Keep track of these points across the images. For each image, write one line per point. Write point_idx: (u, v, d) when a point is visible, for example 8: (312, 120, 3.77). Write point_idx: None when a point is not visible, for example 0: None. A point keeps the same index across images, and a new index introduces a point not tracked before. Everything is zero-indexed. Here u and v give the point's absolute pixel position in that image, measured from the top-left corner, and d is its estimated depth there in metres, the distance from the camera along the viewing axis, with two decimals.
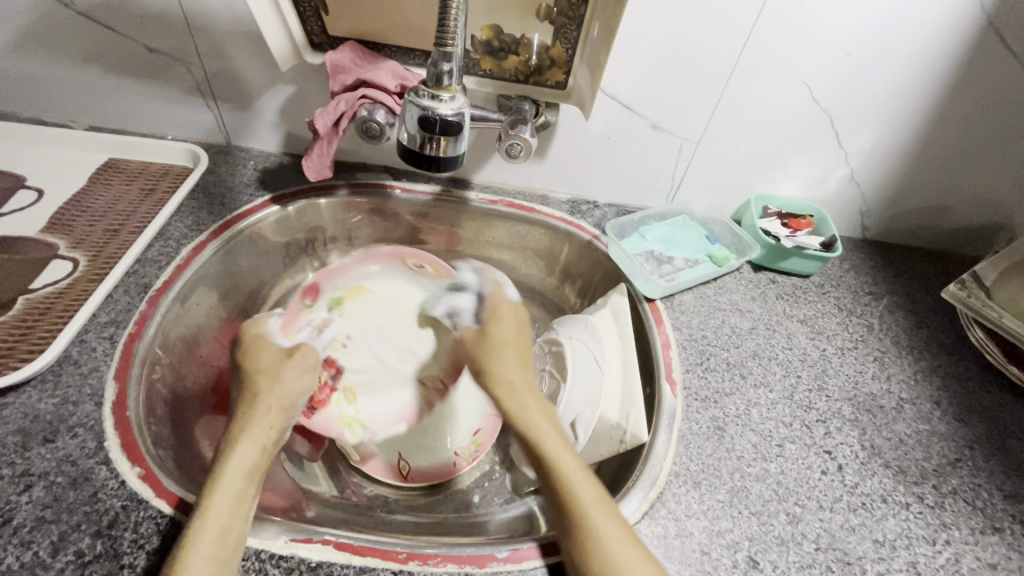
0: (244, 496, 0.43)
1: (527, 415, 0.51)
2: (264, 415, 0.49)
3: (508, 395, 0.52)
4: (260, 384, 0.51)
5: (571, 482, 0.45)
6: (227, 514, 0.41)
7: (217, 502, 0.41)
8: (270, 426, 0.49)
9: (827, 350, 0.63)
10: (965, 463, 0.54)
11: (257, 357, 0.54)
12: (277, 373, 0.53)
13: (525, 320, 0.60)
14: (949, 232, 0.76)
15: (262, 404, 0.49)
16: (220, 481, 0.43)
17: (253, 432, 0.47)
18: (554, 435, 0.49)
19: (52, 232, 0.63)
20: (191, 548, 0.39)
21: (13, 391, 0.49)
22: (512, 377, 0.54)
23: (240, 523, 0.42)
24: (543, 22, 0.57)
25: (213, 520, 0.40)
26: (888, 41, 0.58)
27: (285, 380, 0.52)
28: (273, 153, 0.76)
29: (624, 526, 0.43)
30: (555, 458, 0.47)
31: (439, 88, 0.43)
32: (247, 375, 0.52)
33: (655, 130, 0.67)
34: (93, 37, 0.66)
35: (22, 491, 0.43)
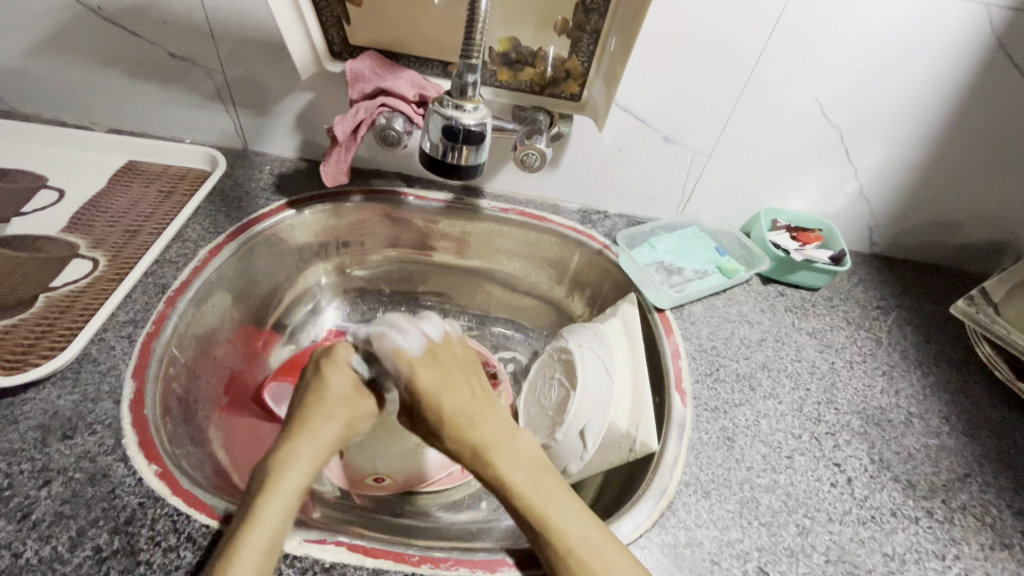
0: (288, 520, 0.43)
1: (495, 446, 0.48)
2: (321, 444, 0.47)
3: (464, 428, 0.49)
4: (327, 402, 0.50)
5: (536, 501, 0.45)
6: (268, 544, 0.40)
7: (257, 534, 0.40)
8: (323, 455, 0.47)
9: (836, 363, 0.64)
10: (974, 478, 0.54)
11: (332, 380, 0.51)
12: (356, 402, 0.51)
13: (468, 359, 0.56)
14: (956, 248, 0.76)
15: (331, 425, 0.49)
16: (265, 506, 0.42)
17: (306, 460, 0.46)
18: (513, 467, 0.47)
19: (73, 232, 0.64)
20: (237, 564, 0.39)
21: (33, 387, 0.50)
22: (471, 408, 0.51)
23: (279, 542, 0.41)
24: (560, 36, 0.58)
25: (251, 549, 0.40)
26: (898, 59, 0.59)
27: (358, 408, 0.51)
28: (289, 158, 0.77)
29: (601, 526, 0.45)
30: (516, 483, 0.46)
31: (463, 99, 0.44)
32: (319, 392, 0.50)
33: (667, 143, 0.68)
34: (119, 42, 0.67)
35: (41, 486, 0.44)
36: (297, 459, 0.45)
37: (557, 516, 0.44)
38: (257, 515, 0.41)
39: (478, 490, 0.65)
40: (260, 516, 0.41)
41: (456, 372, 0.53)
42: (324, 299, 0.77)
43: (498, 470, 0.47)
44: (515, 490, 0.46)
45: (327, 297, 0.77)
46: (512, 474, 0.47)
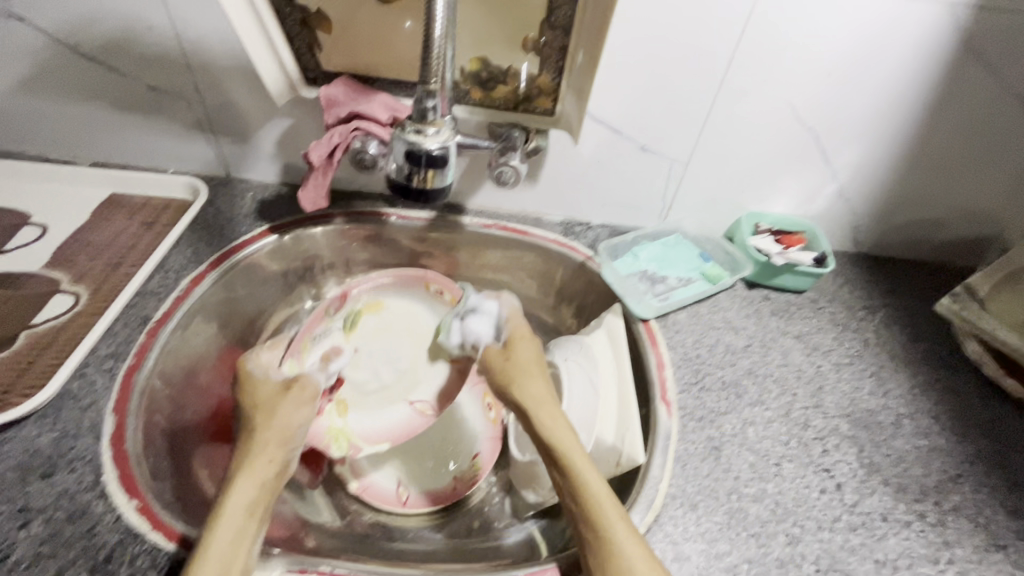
0: (243, 533, 0.43)
1: (567, 431, 0.51)
2: (265, 453, 0.49)
3: (534, 405, 0.53)
4: (257, 420, 0.52)
5: (590, 490, 0.46)
6: (227, 550, 0.41)
7: (218, 542, 0.42)
8: (271, 464, 0.49)
9: (823, 366, 0.63)
10: (966, 478, 0.54)
11: (264, 390, 0.55)
12: (278, 407, 0.53)
13: (541, 348, 0.60)
14: (942, 244, 0.76)
15: (258, 440, 0.50)
16: (218, 519, 0.43)
17: (254, 466, 0.48)
18: (574, 447, 0.49)
19: (56, 267, 0.64)
20: None
21: (13, 426, 0.50)
22: (543, 391, 0.54)
23: (237, 558, 0.42)
24: (530, 53, 0.59)
25: (213, 555, 0.41)
26: (866, 61, 0.59)
27: (286, 417, 0.53)
28: (272, 184, 0.78)
29: (636, 530, 0.44)
30: (574, 462, 0.48)
31: (424, 123, 0.44)
32: (250, 406, 0.53)
33: (644, 152, 0.68)
34: (98, 77, 0.68)
35: (19, 527, 0.43)
36: (236, 478, 0.46)
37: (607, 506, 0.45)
38: (213, 529, 0.42)
39: (470, 510, 0.65)
40: (218, 525, 0.43)
41: (526, 345, 0.59)
42: None
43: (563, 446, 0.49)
44: (580, 478, 0.47)
45: None
46: (576, 459, 0.48)
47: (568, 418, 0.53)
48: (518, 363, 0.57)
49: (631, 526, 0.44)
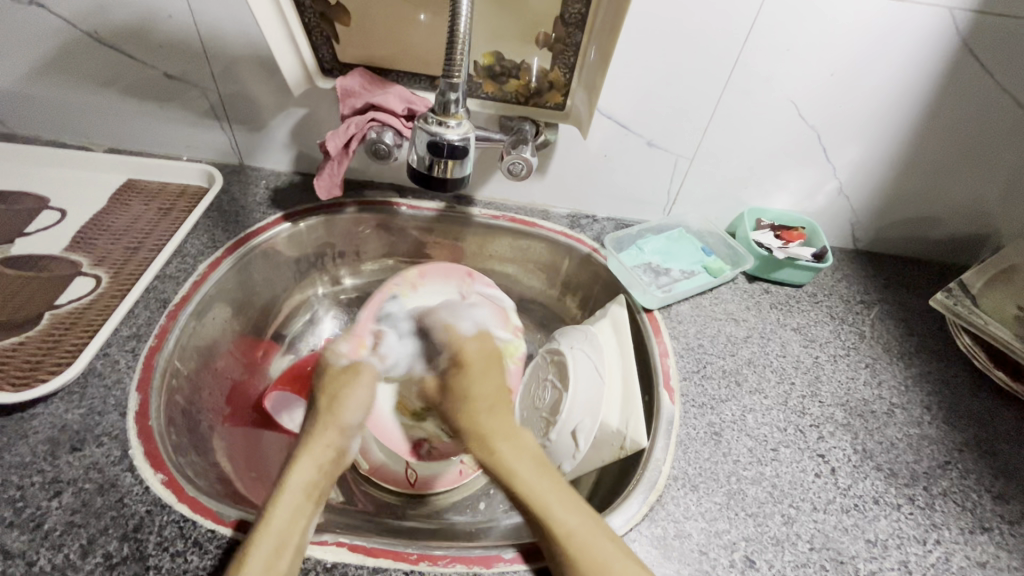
0: (303, 510, 0.46)
1: (501, 441, 0.54)
2: (330, 445, 0.54)
3: (479, 419, 0.57)
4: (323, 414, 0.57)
5: (538, 496, 0.48)
6: (287, 527, 0.44)
7: (282, 516, 0.45)
8: (328, 452, 0.53)
9: (820, 357, 0.65)
10: (954, 465, 0.56)
11: (355, 390, 0.60)
12: (343, 407, 0.58)
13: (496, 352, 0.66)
14: (937, 242, 0.78)
15: (322, 430, 0.55)
16: (283, 495, 0.47)
17: (317, 450, 0.53)
18: (519, 462, 0.52)
19: (76, 251, 0.66)
20: (251, 553, 0.42)
21: (41, 402, 0.51)
22: (489, 399, 0.59)
23: (295, 533, 0.44)
24: (541, 48, 0.60)
25: (274, 527, 0.44)
26: (868, 62, 0.61)
27: (348, 412, 0.58)
28: (285, 172, 0.79)
29: (591, 515, 0.47)
30: (525, 483, 0.50)
31: (446, 115, 0.46)
32: (331, 404, 0.58)
33: (651, 147, 0.70)
34: (116, 64, 0.69)
35: (52, 497, 0.45)
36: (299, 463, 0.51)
37: (556, 507, 0.47)
38: (276, 505, 0.46)
39: (477, 491, 0.67)
40: (282, 501, 0.46)
41: (478, 364, 0.63)
42: (322, 308, 0.79)
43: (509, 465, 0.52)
44: (521, 484, 0.50)
45: (324, 306, 0.79)
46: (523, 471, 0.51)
47: (509, 433, 0.55)
48: (467, 379, 0.61)
49: (580, 516, 0.46)
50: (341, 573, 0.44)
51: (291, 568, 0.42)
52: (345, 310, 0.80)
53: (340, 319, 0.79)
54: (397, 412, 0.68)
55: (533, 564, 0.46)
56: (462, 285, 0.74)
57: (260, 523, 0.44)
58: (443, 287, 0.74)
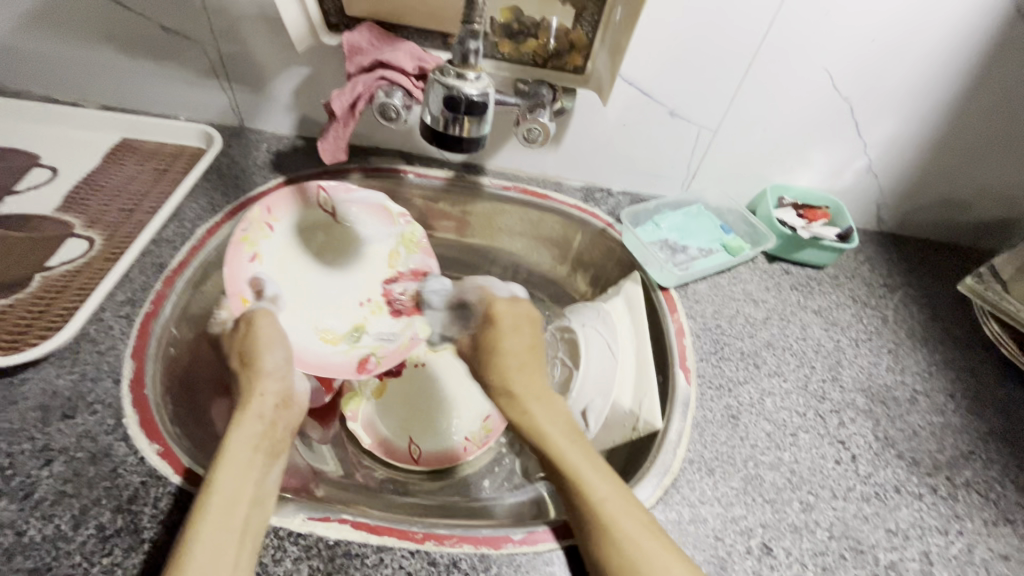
0: (246, 473, 0.43)
1: (531, 402, 0.52)
2: (266, 398, 0.50)
3: (512, 377, 0.53)
4: (246, 371, 0.51)
5: (571, 463, 0.46)
6: (237, 487, 0.41)
7: (229, 476, 0.42)
8: (267, 403, 0.49)
9: (841, 341, 0.63)
10: (978, 455, 0.54)
11: (266, 329, 0.54)
12: (260, 362, 0.52)
13: (535, 318, 0.58)
14: (965, 225, 0.75)
15: (257, 390, 0.50)
16: (226, 455, 0.43)
17: (253, 405, 0.48)
18: (548, 422, 0.50)
19: (68, 211, 0.63)
20: (197, 527, 0.38)
21: (31, 367, 0.49)
22: (522, 359, 0.55)
23: (243, 498, 0.41)
24: (563, 5, 0.57)
25: (219, 498, 0.40)
26: (912, 28, 0.57)
27: (270, 365, 0.52)
28: (286, 136, 0.75)
29: (620, 488, 0.44)
30: (557, 449, 0.48)
31: (465, 66, 0.43)
32: (246, 359, 0.52)
33: (673, 117, 0.67)
34: (108, 15, 0.65)
35: (42, 465, 0.43)
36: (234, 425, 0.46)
37: (588, 477, 0.45)
38: (220, 467, 0.42)
39: (481, 469, 0.66)
40: (223, 461, 0.43)
41: (512, 323, 0.57)
42: None
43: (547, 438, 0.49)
44: (552, 449, 0.48)
45: None
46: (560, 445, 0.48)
47: (546, 401, 0.52)
48: (497, 342, 0.55)
49: (615, 490, 0.44)
50: (344, 551, 0.43)
51: (249, 521, 0.41)
52: None
53: None
54: (328, 342, 0.64)
55: (564, 543, 0.45)
56: (375, 226, 0.68)
57: (206, 487, 0.41)
58: (356, 229, 0.68)
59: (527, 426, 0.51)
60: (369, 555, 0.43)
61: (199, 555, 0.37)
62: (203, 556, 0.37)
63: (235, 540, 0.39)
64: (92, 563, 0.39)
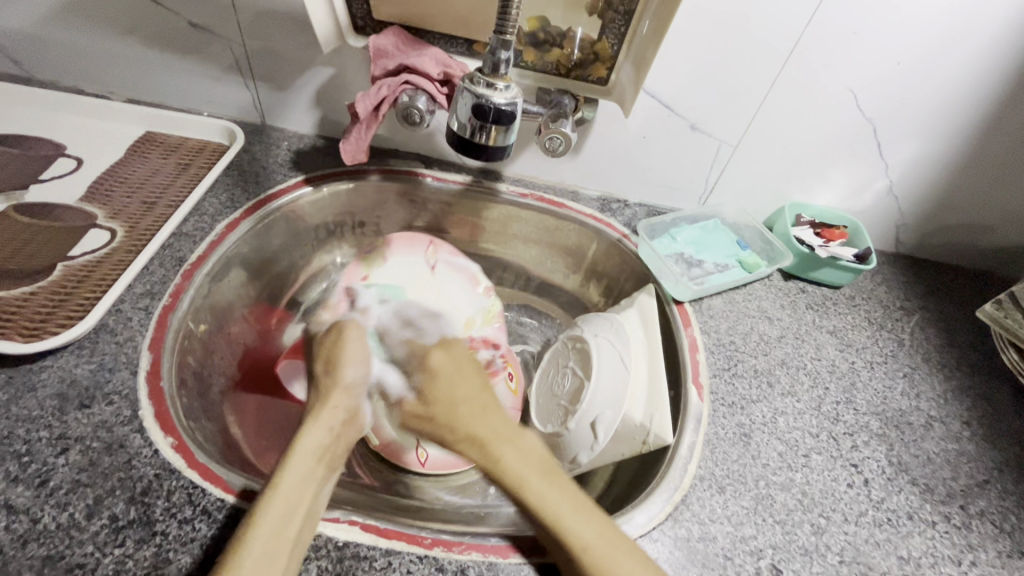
0: (314, 475, 0.45)
1: (500, 444, 0.49)
2: (339, 410, 0.52)
3: (466, 426, 0.51)
4: (325, 384, 0.54)
5: (546, 501, 0.44)
6: (298, 489, 0.43)
7: (294, 476, 0.43)
8: (337, 416, 0.51)
9: (856, 362, 0.62)
10: (993, 485, 0.53)
11: (351, 341, 0.59)
12: (342, 380, 0.54)
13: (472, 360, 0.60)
14: (984, 250, 0.75)
15: (332, 404, 0.52)
16: (293, 461, 0.45)
17: (324, 416, 0.50)
18: (521, 463, 0.47)
19: (90, 202, 0.63)
20: (262, 520, 0.40)
21: (50, 354, 0.50)
22: (468, 404, 0.53)
23: (307, 498, 0.42)
24: (590, 16, 0.57)
25: (285, 491, 0.42)
26: (942, 48, 0.56)
27: (351, 380, 0.55)
28: (307, 135, 0.76)
29: (604, 521, 0.43)
30: (531, 492, 0.45)
31: (495, 76, 0.43)
32: (329, 366, 0.56)
33: (693, 131, 0.67)
34: (139, 9, 0.66)
35: (58, 454, 0.44)
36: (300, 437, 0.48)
37: (568, 516, 0.43)
38: (288, 466, 0.44)
39: (488, 475, 0.66)
40: (291, 464, 0.44)
41: (455, 373, 0.57)
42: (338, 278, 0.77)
43: (503, 464, 0.47)
44: (528, 488, 0.45)
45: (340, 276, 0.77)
46: (517, 471, 0.46)
47: (511, 438, 0.49)
48: (432, 386, 0.57)
49: (595, 518, 0.43)
50: (352, 553, 0.43)
51: (303, 531, 0.41)
52: None
53: None
54: None
55: (533, 559, 0.45)
56: (427, 254, 0.70)
57: (272, 484, 0.42)
58: (403, 256, 0.69)
59: (501, 478, 0.47)
60: (377, 558, 0.43)
61: (260, 548, 0.38)
62: (258, 556, 0.38)
63: (289, 545, 0.39)
64: (104, 554, 0.39)
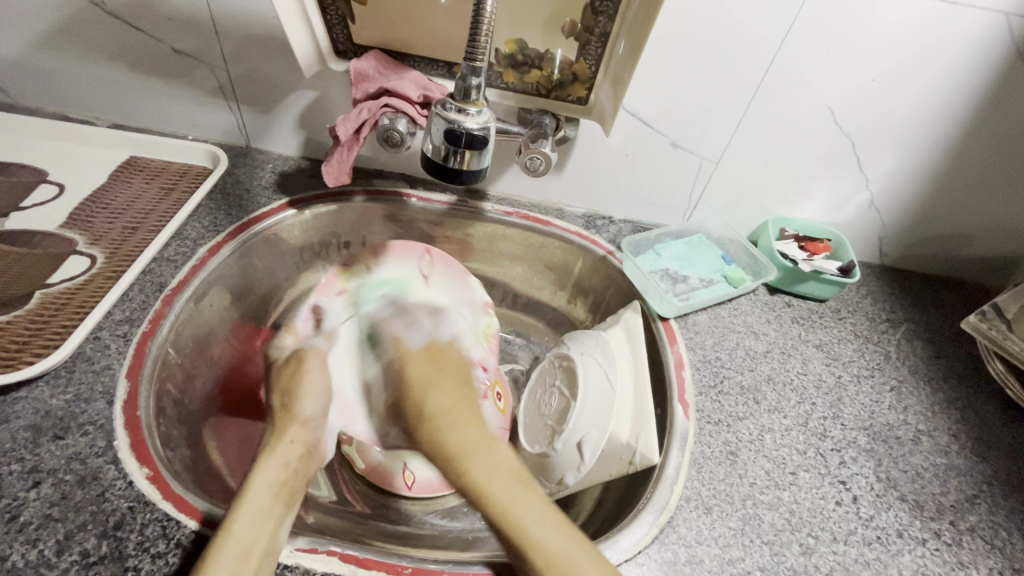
0: (272, 512, 0.45)
1: (470, 459, 0.49)
2: (294, 444, 0.54)
3: (449, 439, 0.52)
4: (280, 419, 0.56)
5: (514, 520, 0.44)
6: (253, 529, 0.42)
7: (250, 516, 0.43)
8: (293, 451, 0.53)
9: (843, 377, 0.62)
10: (983, 500, 0.53)
11: (308, 372, 0.61)
12: (294, 428, 0.56)
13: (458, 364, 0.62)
14: (968, 260, 0.75)
15: (285, 439, 0.54)
16: (250, 497, 0.45)
17: (279, 452, 0.52)
18: (490, 479, 0.48)
19: (71, 228, 0.63)
20: (216, 560, 0.39)
21: (25, 385, 0.49)
22: (454, 414, 0.54)
23: (266, 535, 0.42)
24: (567, 38, 0.57)
25: (243, 529, 0.42)
26: (914, 64, 0.57)
27: (310, 406, 0.58)
28: (292, 157, 0.76)
29: (574, 537, 0.43)
30: (500, 503, 0.46)
31: (467, 102, 0.44)
32: (287, 400, 0.58)
33: (674, 148, 0.67)
34: (122, 36, 0.67)
35: (30, 488, 0.43)
36: (259, 469, 0.49)
37: (533, 529, 0.44)
38: (243, 505, 0.44)
39: None
40: (249, 498, 0.45)
41: (448, 374, 0.60)
42: None
43: (470, 476, 0.48)
44: (501, 511, 0.45)
45: None
46: (486, 485, 0.47)
47: (485, 449, 0.50)
48: (422, 398, 0.57)
49: (562, 537, 0.43)
50: None
51: (263, 562, 0.41)
52: None
53: None
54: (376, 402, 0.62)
55: None
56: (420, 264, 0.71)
57: (228, 522, 0.42)
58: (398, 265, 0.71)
59: (467, 488, 0.48)
60: None
61: None
62: None
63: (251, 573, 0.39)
64: None
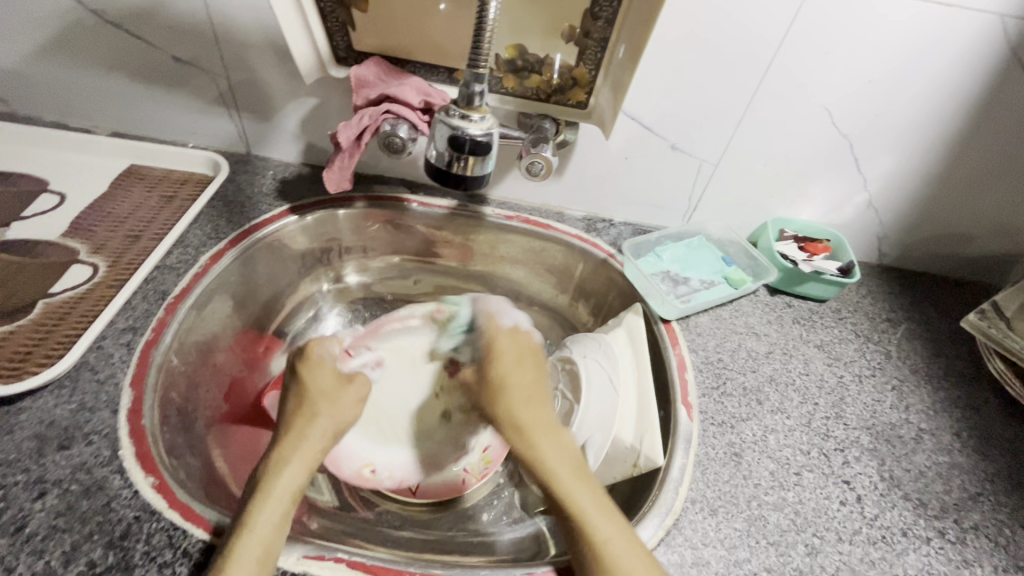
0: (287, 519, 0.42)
1: (538, 434, 0.48)
2: (316, 435, 0.48)
3: (517, 409, 0.50)
4: (318, 403, 0.51)
5: (584, 514, 0.44)
6: (273, 531, 0.41)
7: (265, 522, 0.41)
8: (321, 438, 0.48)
9: (844, 376, 0.63)
10: (986, 498, 0.53)
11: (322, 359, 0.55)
12: (340, 397, 0.52)
13: (534, 346, 0.56)
14: (967, 259, 0.75)
15: (318, 425, 0.49)
16: (269, 499, 0.42)
17: (309, 441, 0.47)
18: (554, 456, 0.47)
19: (73, 237, 0.63)
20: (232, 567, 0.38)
21: (29, 395, 0.49)
22: (525, 393, 0.51)
23: (278, 544, 0.41)
24: (566, 43, 0.58)
25: (258, 536, 0.40)
26: (910, 65, 0.58)
27: (341, 403, 0.52)
28: (292, 163, 0.76)
29: (625, 528, 0.43)
30: (562, 481, 0.46)
31: (469, 108, 0.44)
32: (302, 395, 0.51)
33: (674, 151, 0.67)
34: (122, 45, 0.67)
35: (35, 498, 0.43)
36: (287, 461, 0.46)
37: (591, 515, 0.44)
38: (262, 507, 0.42)
39: (480, 501, 0.64)
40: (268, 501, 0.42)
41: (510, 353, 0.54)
42: (326, 305, 0.76)
43: (540, 456, 0.47)
44: (568, 501, 0.44)
45: (328, 303, 0.77)
46: (552, 465, 0.47)
47: (555, 432, 0.49)
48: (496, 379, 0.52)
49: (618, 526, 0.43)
50: None
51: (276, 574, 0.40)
52: (349, 308, 0.77)
53: (345, 316, 0.77)
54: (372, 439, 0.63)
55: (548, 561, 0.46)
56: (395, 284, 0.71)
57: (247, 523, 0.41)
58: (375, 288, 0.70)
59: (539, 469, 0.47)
60: None
61: None
62: None
63: None
64: None
